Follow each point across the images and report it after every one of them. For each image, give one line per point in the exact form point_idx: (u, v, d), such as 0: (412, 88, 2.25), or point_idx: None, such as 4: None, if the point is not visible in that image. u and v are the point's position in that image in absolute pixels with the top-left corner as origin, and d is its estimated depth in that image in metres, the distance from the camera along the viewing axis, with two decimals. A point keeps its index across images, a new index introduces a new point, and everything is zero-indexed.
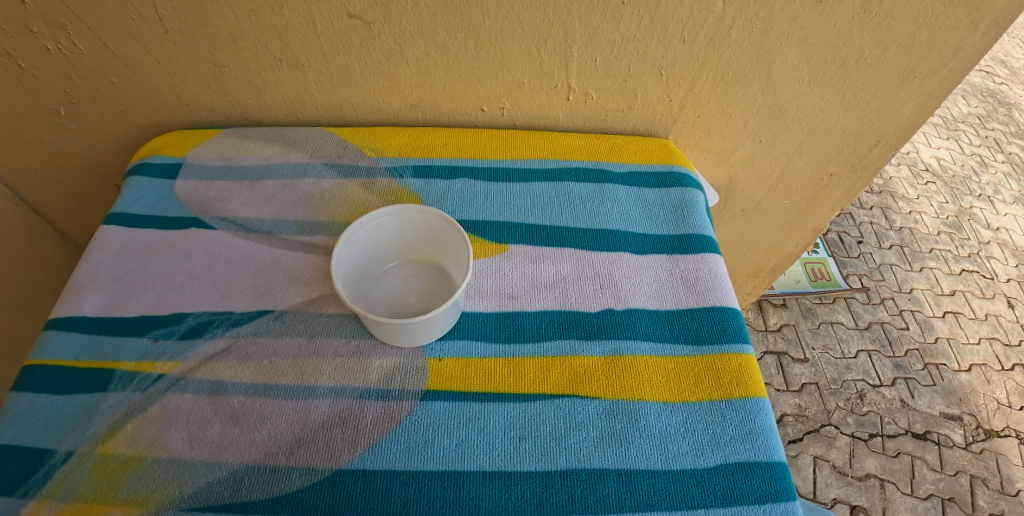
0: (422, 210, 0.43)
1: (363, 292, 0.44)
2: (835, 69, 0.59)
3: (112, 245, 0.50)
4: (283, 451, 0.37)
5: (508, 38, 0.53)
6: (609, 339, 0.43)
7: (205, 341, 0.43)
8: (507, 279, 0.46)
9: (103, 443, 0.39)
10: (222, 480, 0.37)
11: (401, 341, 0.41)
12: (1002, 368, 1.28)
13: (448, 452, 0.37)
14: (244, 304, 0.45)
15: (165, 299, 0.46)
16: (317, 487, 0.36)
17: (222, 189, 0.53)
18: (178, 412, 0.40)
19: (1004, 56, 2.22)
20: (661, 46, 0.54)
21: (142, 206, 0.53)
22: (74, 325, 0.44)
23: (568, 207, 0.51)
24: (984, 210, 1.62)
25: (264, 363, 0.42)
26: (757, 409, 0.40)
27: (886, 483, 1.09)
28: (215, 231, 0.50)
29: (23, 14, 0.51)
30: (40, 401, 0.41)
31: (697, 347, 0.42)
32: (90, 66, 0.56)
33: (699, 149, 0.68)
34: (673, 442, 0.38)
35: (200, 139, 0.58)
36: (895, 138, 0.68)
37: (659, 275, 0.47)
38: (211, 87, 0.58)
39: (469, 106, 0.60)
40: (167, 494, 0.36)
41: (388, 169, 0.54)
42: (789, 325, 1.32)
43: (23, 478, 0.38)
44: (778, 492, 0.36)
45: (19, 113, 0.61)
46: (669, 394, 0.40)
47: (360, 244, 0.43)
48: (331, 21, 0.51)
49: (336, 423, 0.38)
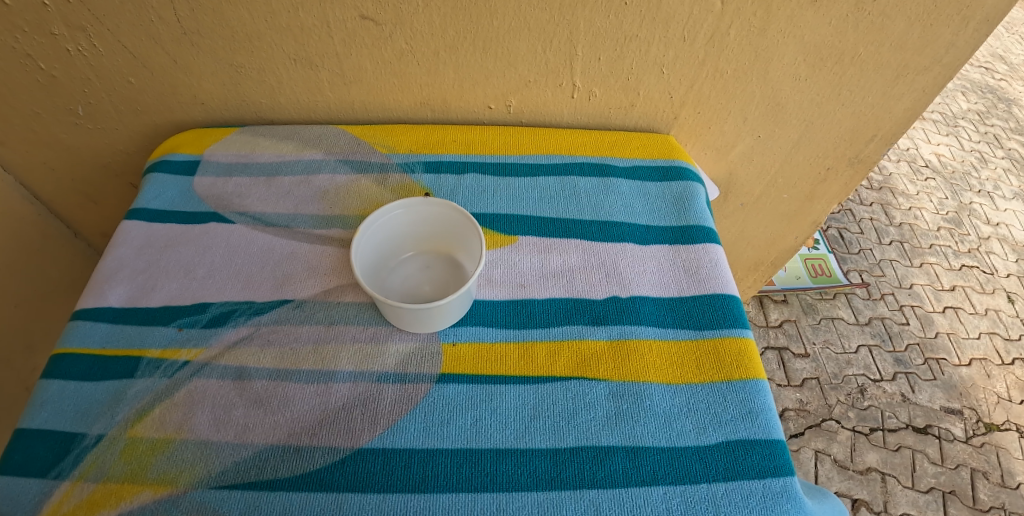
0: (436, 203, 0.45)
1: (378, 281, 0.46)
2: (830, 66, 0.60)
3: (135, 240, 0.52)
4: (306, 432, 0.39)
5: (515, 38, 0.55)
6: (615, 324, 0.44)
7: (228, 329, 0.45)
8: (517, 269, 0.48)
9: (132, 426, 0.41)
10: (249, 459, 0.38)
11: (416, 326, 0.43)
12: (1001, 362, 1.29)
13: (462, 432, 0.39)
14: (264, 293, 0.47)
15: (188, 289, 0.48)
16: (339, 465, 0.38)
17: (240, 185, 0.55)
18: (204, 396, 0.42)
19: (1003, 53, 2.23)
20: (662, 45, 0.56)
21: (163, 201, 0.55)
22: (101, 316, 0.46)
23: (574, 200, 0.53)
24: (983, 206, 1.63)
25: (285, 349, 0.43)
26: (756, 390, 0.42)
27: (887, 476, 1.11)
28: (235, 225, 0.52)
29: (46, 17, 0.53)
30: (71, 387, 0.43)
31: (699, 332, 0.44)
32: (109, 67, 0.58)
33: (700, 145, 0.70)
34: (676, 421, 0.40)
35: (217, 137, 0.60)
36: (891, 133, 0.70)
37: (662, 264, 0.49)
38: (226, 86, 0.60)
39: (477, 104, 0.62)
40: (195, 473, 0.38)
41: (400, 165, 0.56)
42: (789, 320, 1.34)
43: (56, 460, 0.39)
44: (777, 468, 0.38)
45: (39, 114, 0.63)
46: (672, 376, 0.42)
47: (376, 234, 0.45)
48: (344, 22, 0.53)
49: (356, 406, 0.40)
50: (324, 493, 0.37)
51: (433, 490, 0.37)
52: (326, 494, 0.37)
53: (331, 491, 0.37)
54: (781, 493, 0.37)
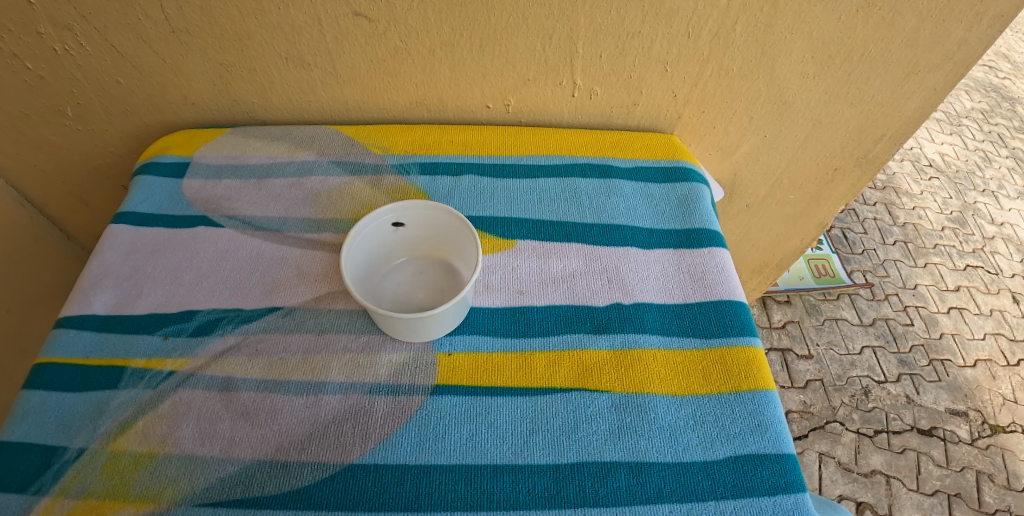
0: (430, 206, 0.43)
1: (371, 288, 0.44)
2: (839, 63, 0.59)
3: (120, 244, 0.50)
4: (294, 446, 0.38)
5: (513, 35, 0.53)
6: (618, 333, 0.43)
7: (215, 337, 0.43)
8: (515, 275, 0.46)
9: (115, 439, 0.39)
10: (234, 475, 0.37)
11: (409, 336, 0.41)
12: (1007, 364, 1.27)
13: (458, 447, 0.37)
14: (253, 301, 0.45)
15: (175, 296, 0.46)
16: (328, 481, 0.36)
17: (229, 187, 0.54)
18: (189, 408, 0.40)
19: (1007, 51, 2.21)
20: (666, 41, 0.55)
21: (150, 205, 0.53)
22: (84, 324, 0.45)
23: (575, 202, 0.52)
24: (988, 205, 1.61)
25: (274, 359, 0.42)
26: (765, 402, 0.40)
27: (893, 479, 1.09)
28: (224, 229, 0.50)
29: (30, 16, 0.51)
30: (52, 399, 0.41)
31: (705, 341, 0.43)
32: (96, 67, 0.56)
33: (704, 144, 0.68)
34: (682, 435, 0.38)
35: (207, 139, 0.59)
36: (900, 132, 0.68)
37: (666, 270, 0.47)
38: (217, 86, 0.58)
39: (474, 103, 0.60)
40: (179, 490, 0.37)
41: (394, 166, 0.54)
42: (793, 322, 1.32)
43: (35, 475, 0.38)
44: (788, 484, 0.36)
45: (26, 115, 0.61)
46: (678, 387, 0.40)
47: (368, 239, 0.43)
48: (336, 20, 0.51)
49: (346, 419, 0.38)
50: (313, 511, 0.35)
51: (427, 508, 0.35)
52: (315, 512, 0.35)
53: (321, 509, 0.35)
54: (793, 511, 0.36)
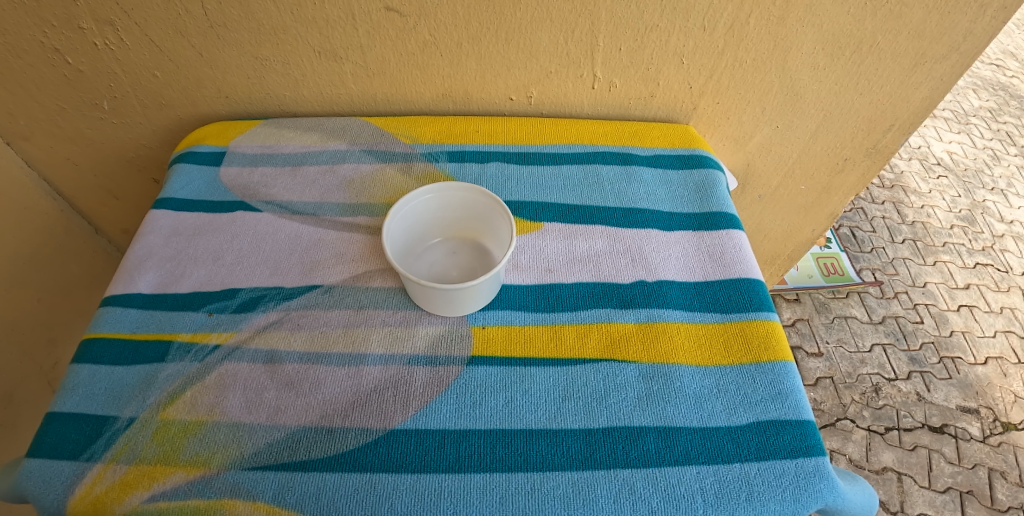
0: (463, 188, 0.45)
1: (407, 265, 0.47)
2: (848, 55, 0.60)
3: (162, 228, 0.52)
4: (338, 413, 0.40)
5: (537, 29, 0.55)
6: (643, 308, 0.44)
7: (258, 313, 0.45)
8: (544, 254, 0.48)
9: (165, 408, 0.41)
10: (281, 441, 0.39)
11: (445, 309, 0.43)
12: (1018, 361, 1.27)
13: (494, 413, 0.39)
14: (292, 279, 0.47)
15: (217, 275, 0.48)
16: (372, 445, 0.38)
17: (266, 175, 0.56)
18: (235, 379, 0.42)
19: (1014, 50, 2.22)
20: (683, 34, 0.57)
21: (190, 191, 0.55)
22: (131, 302, 0.47)
23: (597, 188, 0.54)
24: (997, 204, 1.62)
25: (315, 332, 0.44)
26: (784, 372, 0.42)
27: (904, 476, 1.10)
28: (262, 213, 0.53)
29: (73, 11, 0.54)
30: (102, 371, 0.43)
31: (725, 315, 0.44)
32: (134, 61, 0.59)
33: (717, 135, 0.70)
34: (707, 403, 0.40)
35: (241, 129, 0.61)
36: (909, 122, 0.70)
37: (686, 250, 0.49)
38: (251, 79, 0.60)
39: (498, 95, 0.62)
40: (227, 455, 0.38)
41: (423, 154, 0.57)
42: (802, 319, 1.33)
43: (88, 443, 0.40)
44: (809, 448, 0.38)
45: (65, 109, 0.64)
46: (702, 358, 0.42)
47: (405, 219, 0.46)
48: (369, 14, 0.54)
49: (387, 388, 0.40)
50: (358, 473, 0.37)
51: (466, 470, 0.37)
52: (360, 474, 0.37)
53: (365, 472, 0.37)
54: (814, 473, 0.37)
